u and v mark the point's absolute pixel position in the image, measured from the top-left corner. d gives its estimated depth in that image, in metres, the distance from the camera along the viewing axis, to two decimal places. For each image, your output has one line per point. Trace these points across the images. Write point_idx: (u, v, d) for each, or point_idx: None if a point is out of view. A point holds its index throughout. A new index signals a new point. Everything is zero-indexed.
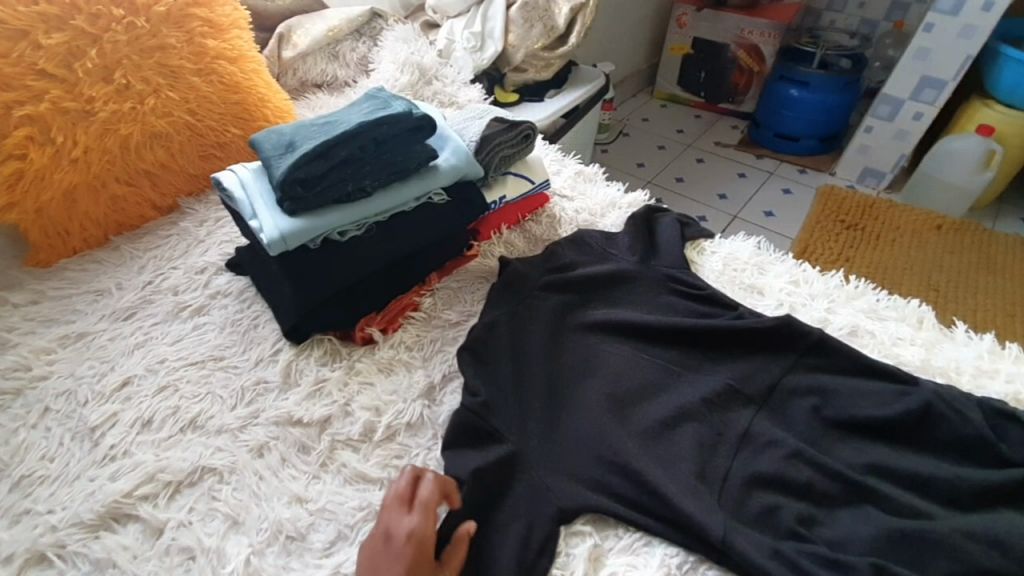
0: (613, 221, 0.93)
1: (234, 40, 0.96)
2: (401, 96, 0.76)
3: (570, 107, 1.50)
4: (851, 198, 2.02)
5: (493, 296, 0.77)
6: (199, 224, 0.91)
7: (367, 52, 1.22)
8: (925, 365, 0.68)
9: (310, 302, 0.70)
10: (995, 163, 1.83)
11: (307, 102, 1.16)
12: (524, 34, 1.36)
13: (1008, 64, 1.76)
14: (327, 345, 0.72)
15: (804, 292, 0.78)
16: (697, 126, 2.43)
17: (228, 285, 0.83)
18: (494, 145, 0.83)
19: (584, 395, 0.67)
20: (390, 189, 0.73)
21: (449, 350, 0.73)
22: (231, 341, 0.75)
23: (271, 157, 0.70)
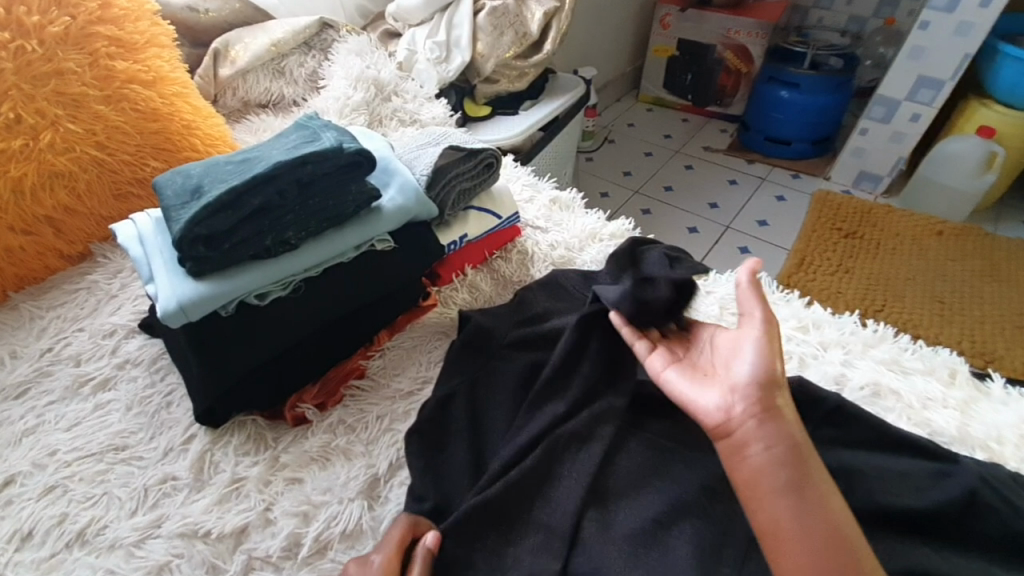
0: (592, 258, 0.81)
1: (152, 61, 0.85)
2: (335, 126, 0.64)
3: (548, 119, 1.37)
4: (848, 204, 1.92)
5: (451, 357, 0.65)
6: (113, 276, 0.79)
7: (316, 67, 1.11)
8: (963, 435, 0.57)
9: (224, 383, 0.57)
10: (997, 165, 1.75)
11: (249, 126, 1.04)
12: (493, 43, 1.24)
13: (1004, 63, 1.68)
14: (249, 429, 0.60)
15: (814, 342, 0.68)
16: (684, 131, 2.32)
17: (140, 353, 0.70)
18: (450, 177, 0.72)
19: (559, 485, 0.55)
20: (321, 240, 0.61)
21: (397, 430, 0.61)
22: (138, 425, 0.63)
23: (173, 207, 0.57)
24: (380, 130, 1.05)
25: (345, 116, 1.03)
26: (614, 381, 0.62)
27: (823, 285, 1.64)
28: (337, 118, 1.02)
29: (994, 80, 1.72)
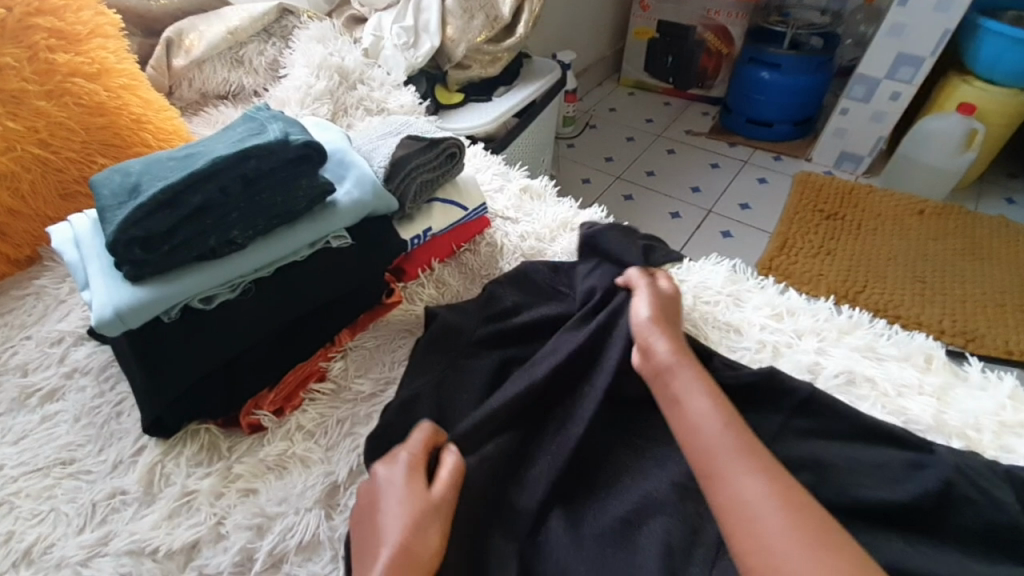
0: (564, 248, 0.79)
1: (95, 52, 0.80)
2: (283, 117, 0.61)
3: (523, 105, 1.34)
4: (830, 185, 1.92)
5: (416, 356, 0.62)
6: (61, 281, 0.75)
7: (277, 56, 1.07)
8: (938, 423, 0.57)
9: (171, 393, 0.54)
10: (977, 143, 1.73)
11: (207, 118, 1.00)
12: (464, 27, 1.20)
13: (986, 37, 1.66)
14: (204, 438, 0.58)
15: (788, 330, 0.67)
16: (666, 114, 2.29)
17: (88, 361, 0.66)
18: (410, 168, 0.69)
19: (528, 488, 0.54)
20: (271, 238, 0.57)
21: (359, 434, 0.59)
22: (87, 437, 0.60)
23: (107, 208, 0.54)
24: (345, 120, 1.01)
25: (308, 105, 0.99)
26: (583, 377, 0.60)
27: (805, 268, 1.63)
28: (300, 108, 0.98)
29: (975, 57, 1.71)
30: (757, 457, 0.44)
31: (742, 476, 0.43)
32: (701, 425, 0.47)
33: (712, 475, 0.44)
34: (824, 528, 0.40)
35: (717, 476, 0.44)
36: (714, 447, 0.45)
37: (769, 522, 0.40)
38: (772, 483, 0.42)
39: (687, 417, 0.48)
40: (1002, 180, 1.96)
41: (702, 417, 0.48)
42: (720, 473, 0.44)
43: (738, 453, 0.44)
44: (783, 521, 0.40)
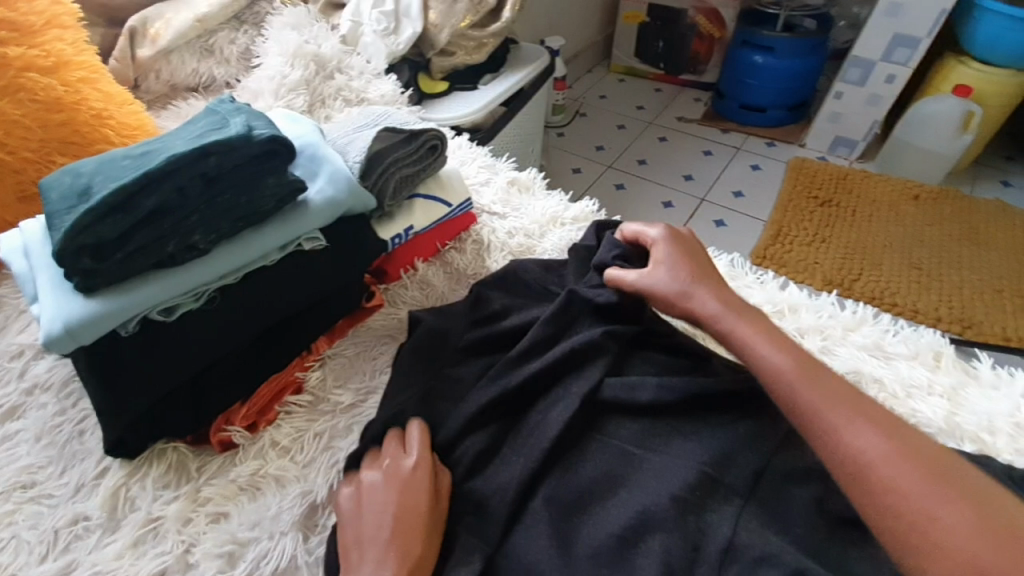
0: (554, 245, 0.75)
1: (51, 44, 0.75)
2: (247, 110, 0.56)
3: (510, 93, 1.29)
4: (823, 171, 1.89)
5: (398, 366, 0.59)
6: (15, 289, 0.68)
7: (249, 45, 1.01)
8: (951, 426, 0.54)
9: (131, 414, 0.50)
10: (974, 125, 1.72)
11: (176, 112, 0.95)
12: (447, 11, 1.14)
13: (983, 17, 1.62)
14: (171, 459, 0.54)
15: (790, 328, 0.64)
16: (657, 100, 2.25)
17: (48, 376, 0.61)
18: (388, 164, 0.65)
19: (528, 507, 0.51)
20: (236, 242, 0.53)
21: (337, 449, 0.55)
22: (48, 458, 0.55)
23: (54, 213, 0.49)
24: (323, 111, 0.96)
25: (282, 96, 0.94)
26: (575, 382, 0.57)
27: (801, 257, 1.61)
28: (274, 99, 0.93)
29: (973, 38, 1.67)
30: (853, 403, 0.48)
31: (853, 430, 0.46)
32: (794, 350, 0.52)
33: (828, 427, 0.46)
34: (926, 458, 0.44)
35: (830, 429, 0.46)
36: (818, 399, 0.48)
37: (887, 463, 0.43)
38: (874, 425, 0.46)
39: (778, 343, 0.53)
40: (998, 162, 1.94)
41: (793, 374, 0.50)
42: (830, 429, 0.46)
43: (838, 405, 0.47)
44: (895, 459, 0.44)
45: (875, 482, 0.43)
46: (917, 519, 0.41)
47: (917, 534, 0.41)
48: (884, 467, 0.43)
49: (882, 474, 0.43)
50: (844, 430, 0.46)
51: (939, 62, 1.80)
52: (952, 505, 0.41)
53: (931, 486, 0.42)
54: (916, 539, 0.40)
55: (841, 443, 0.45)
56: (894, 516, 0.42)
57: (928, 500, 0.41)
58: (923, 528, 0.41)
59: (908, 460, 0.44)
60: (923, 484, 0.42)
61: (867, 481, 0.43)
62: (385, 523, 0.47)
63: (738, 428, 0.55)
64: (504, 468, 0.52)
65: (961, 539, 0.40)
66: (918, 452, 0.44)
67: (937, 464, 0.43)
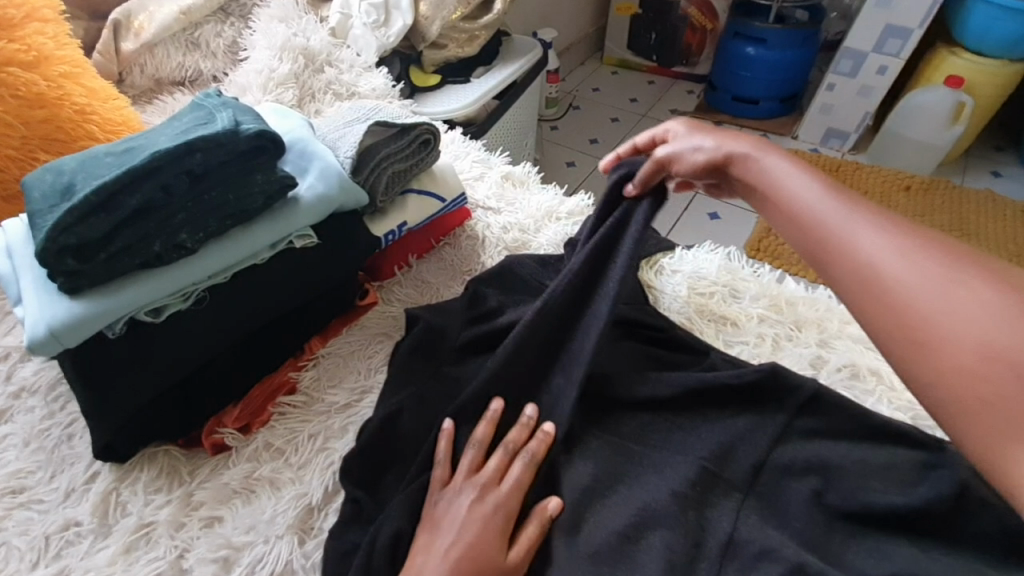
0: (550, 240, 0.74)
1: (31, 38, 0.73)
2: (234, 104, 0.55)
3: (503, 86, 1.27)
4: (816, 162, 1.89)
5: (394, 367, 0.58)
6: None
7: (236, 38, 0.99)
8: None
9: (121, 418, 0.49)
10: (964, 116, 1.72)
11: (162, 107, 0.93)
12: (438, 3, 1.13)
13: (975, 8, 1.62)
14: (163, 462, 0.53)
15: (787, 322, 0.63)
16: (650, 92, 2.24)
17: (35, 380, 0.59)
18: (379, 159, 0.63)
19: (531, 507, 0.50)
20: (224, 240, 0.52)
21: (332, 450, 0.54)
22: (37, 463, 0.54)
23: (37, 212, 0.48)
24: (313, 105, 0.95)
25: (270, 91, 0.92)
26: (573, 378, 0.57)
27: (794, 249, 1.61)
28: (262, 93, 0.91)
29: (965, 29, 1.68)
30: (881, 218, 0.43)
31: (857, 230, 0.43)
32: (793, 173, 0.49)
33: (839, 240, 0.43)
34: (959, 268, 0.38)
35: (841, 245, 0.43)
36: (834, 218, 0.44)
37: (900, 270, 0.39)
38: (896, 237, 0.41)
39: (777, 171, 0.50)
40: (988, 153, 1.95)
41: (812, 199, 0.46)
42: (840, 242, 0.43)
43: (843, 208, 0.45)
44: (914, 263, 0.39)
45: (880, 294, 0.40)
46: (922, 321, 0.37)
47: (920, 332, 0.37)
48: (902, 278, 0.39)
49: (887, 287, 0.40)
50: (857, 239, 0.42)
51: (931, 53, 1.80)
52: (981, 305, 0.36)
53: (954, 285, 0.37)
54: (917, 340, 0.37)
55: (854, 260, 0.41)
56: (897, 324, 0.38)
57: (948, 298, 0.37)
58: (930, 328, 0.37)
59: (938, 267, 0.39)
60: (948, 282, 0.38)
61: (878, 277, 0.40)
62: (450, 545, 0.45)
63: (738, 421, 0.54)
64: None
65: (978, 328, 0.35)
66: (958, 261, 0.39)
67: (971, 270, 0.38)
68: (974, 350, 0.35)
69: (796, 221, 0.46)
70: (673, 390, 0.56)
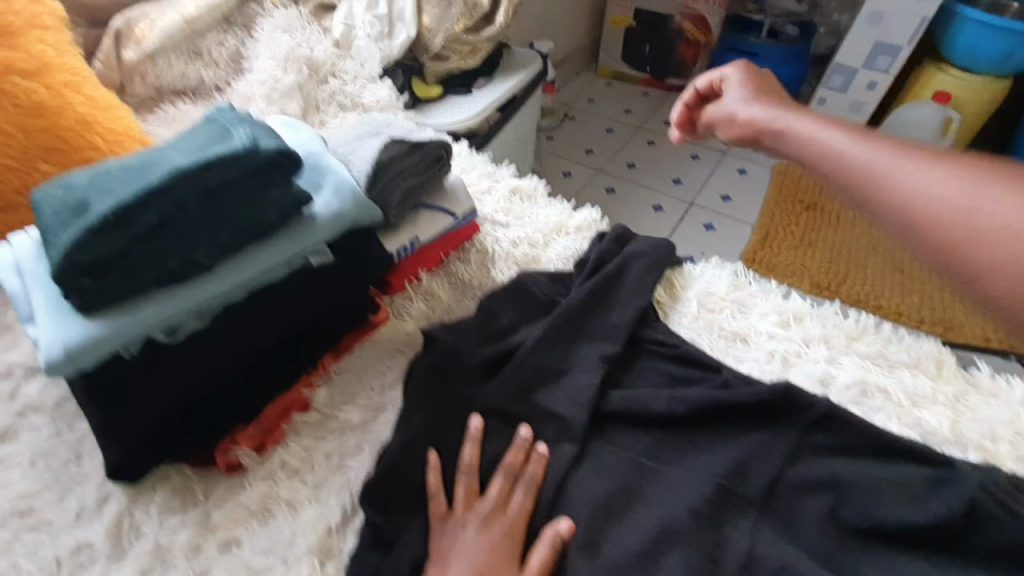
0: (558, 255, 0.75)
1: (32, 46, 0.73)
2: (249, 120, 0.54)
3: (505, 98, 1.28)
4: (808, 175, 1.93)
5: (411, 385, 0.58)
6: (1, 305, 0.65)
7: (239, 47, 0.98)
8: (954, 434, 0.56)
9: (135, 439, 0.48)
10: (953, 130, 1.76)
11: (165, 116, 0.92)
12: (441, 15, 1.13)
13: (963, 25, 1.67)
14: (176, 481, 0.52)
15: (796, 338, 0.64)
16: (644, 104, 2.26)
17: (41, 397, 0.58)
18: (393, 175, 0.63)
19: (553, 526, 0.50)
20: (240, 258, 0.51)
21: (348, 469, 0.53)
22: (44, 483, 0.52)
23: (50, 229, 0.47)
24: (318, 116, 0.94)
25: (275, 102, 0.91)
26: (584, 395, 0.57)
27: (786, 261, 1.64)
28: (266, 104, 0.91)
29: (952, 45, 1.72)
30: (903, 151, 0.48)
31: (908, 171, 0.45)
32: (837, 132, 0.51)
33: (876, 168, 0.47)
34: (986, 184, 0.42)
35: (885, 173, 0.47)
36: (859, 158, 0.49)
37: (942, 186, 0.43)
38: (917, 164, 0.46)
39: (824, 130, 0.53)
40: None
41: (840, 142, 0.51)
42: (879, 171, 0.47)
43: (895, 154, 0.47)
44: (941, 182, 0.44)
45: (924, 209, 0.43)
46: (958, 220, 0.41)
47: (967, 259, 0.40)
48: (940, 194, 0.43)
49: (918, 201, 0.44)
50: (900, 172, 0.46)
51: (919, 69, 1.85)
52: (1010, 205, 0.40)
53: (985, 187, 0.41)
54: (953, 247, 0.41)
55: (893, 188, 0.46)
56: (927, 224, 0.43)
57: (984, 201, 0.41)
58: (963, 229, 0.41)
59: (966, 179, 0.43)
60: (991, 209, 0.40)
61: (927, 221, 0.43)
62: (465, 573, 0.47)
63: (750, 437, 0.55)
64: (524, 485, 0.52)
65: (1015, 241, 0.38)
66: (992, 172, 0.43)
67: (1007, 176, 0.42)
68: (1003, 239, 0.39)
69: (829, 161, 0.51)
70: (687, 403, 0.56)
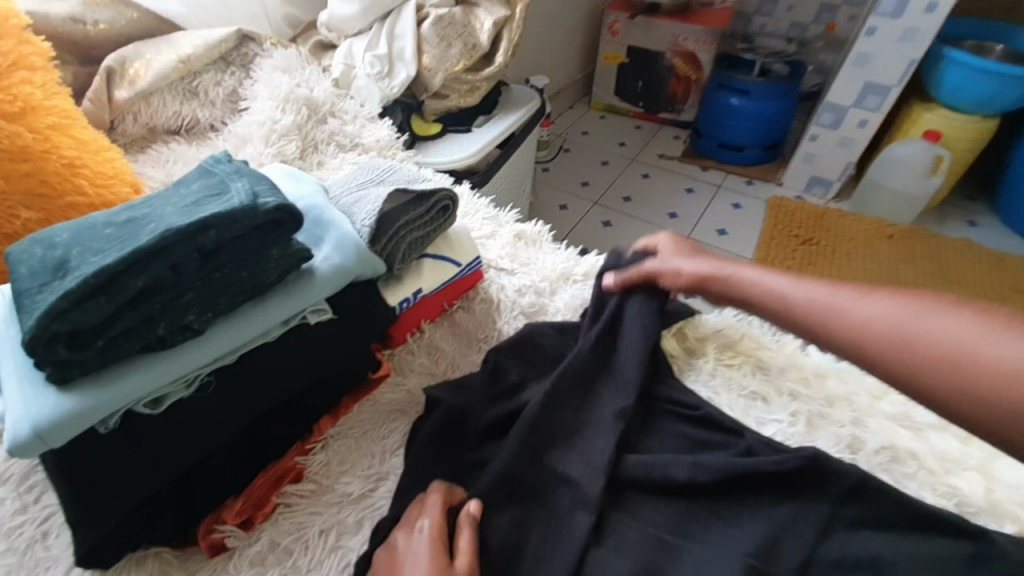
0: (566, 304, 0.72)
1: (18, 87, 0.69)
2: (247, 172, 0.52)
3: (504, 136, 1.27)
4: (801, 210, 1.94)
5: (415, 454, 0.53)
6: None
7: (236, 87, 0.97)
8: (991, 504, 0.53)
9: (109, 523, 0.43)
10: (943, 168, 1.79)
11: (157, 156, 0.89)
12: (441, 55, 1.12)
13: (949, 67, 1.70)
14: (153, 567, 0.47)
15: (819, 397, 0.62)
16: (638, 138, 2.28)
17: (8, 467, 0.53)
18: (398, 226, 0.61)
19: None
20: (233, 319, 0.48)
21: (345, 549, 0.49)
22: (5, 568, 0.47)
23: (25, 291, 0.43)
24: (316, 157, 0.92)
25: (273, 143, 0.89)
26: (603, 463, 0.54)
27: None
28: (264, 145, 0.88)
29: (940, 85, 1.76)
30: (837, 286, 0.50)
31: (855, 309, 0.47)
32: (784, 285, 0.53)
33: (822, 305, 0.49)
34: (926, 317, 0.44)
35: (837, 309, 0.48)
36: (810, 297, 0.50)
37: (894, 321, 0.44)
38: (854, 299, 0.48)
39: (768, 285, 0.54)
40: (962, 203, 2.04)
41: (787, 286, 0.53)
42: (829, 313, 0.48)
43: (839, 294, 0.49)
44: (887, 311, 0.45)
45: (885, 346, 0.44)
46: (926, 350, 0.42)
47: (955, 391, 0.40)
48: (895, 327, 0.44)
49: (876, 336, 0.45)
50: (845, 313, 0.47)
51: (907, 108, 1.89)
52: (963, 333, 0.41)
53: (931, 314, 0.43)
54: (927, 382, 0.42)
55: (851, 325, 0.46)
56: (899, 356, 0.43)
57: (934, 331, 0.42)
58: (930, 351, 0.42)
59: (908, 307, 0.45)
60: (947, 338, 0.41)
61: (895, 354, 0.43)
62: None
63: (779, 511, 0.52)
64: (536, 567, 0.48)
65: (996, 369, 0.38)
66: (930, 297, 0.44)
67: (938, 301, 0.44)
68: (976, 363, 0.39)
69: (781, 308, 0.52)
70: (712, 470, 0.53)
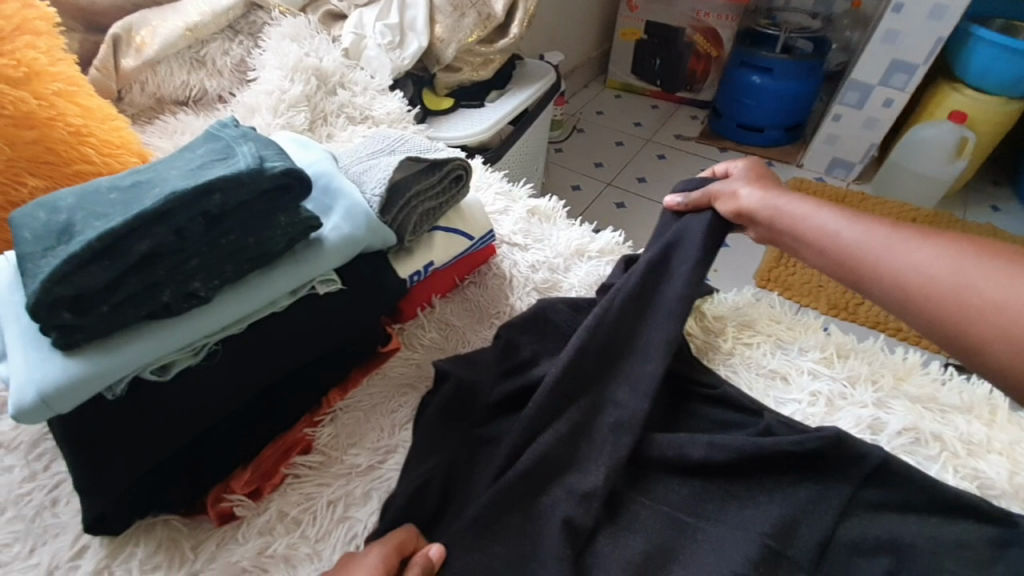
0: (580, 280, 0.70)
1: (22, 52, 0.68)
2: (254, 136, 0.50)
3: (517, 111, 1.24)
4: (822, 192, 1.89)
5: (422, 427, 0.52)
6: None
7: (245, 56, 0.95)
8: (1015, 487, 0.51)
9: (116, 490, 0.43)
10: (967, 151, 1.73)
11: (164, 127, 0.88)
12: (454, 26, 1.10)
13: (977, 45, 1.64)
14: (162, 535, 0.47)
15: (841, 377, 0.60)
16: (654, 117, 2.23)
17: (14, 435, 0.53)
18: (409, 197, 0.59)
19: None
20: (240, 288, 0.47)
21: (352, 520, 0.48)
22: (12, 535, 0.47)
23: (29, 256, 0.42)
24: (325, 129, 0.90)
25: (281, 113, 0.87)
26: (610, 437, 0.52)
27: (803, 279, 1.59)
28: (272, 116, 0.86)
29: (966, 66, 1.70)
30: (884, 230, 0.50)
31: (904, 253, 0.47)
32: (840, 225, 0.52)
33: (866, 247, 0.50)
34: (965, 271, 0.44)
35: (882, 253, 0.48)
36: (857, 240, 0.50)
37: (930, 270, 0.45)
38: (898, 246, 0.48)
39: (826, 222, 0.53)
40: (987, 186, 1.97)
41: (834, 225, 0.52)
42: (871, 257, 0.49)
43: (893, 235, 0.49)
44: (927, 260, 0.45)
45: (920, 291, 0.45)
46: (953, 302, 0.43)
47: (968, 341, 0.42)
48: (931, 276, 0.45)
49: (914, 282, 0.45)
50: (890, 256, 0.48)
51: (933, 87, 1.82)
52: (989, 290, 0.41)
53: (971, 265, 0.43)
54: (953, 328, 0.43)
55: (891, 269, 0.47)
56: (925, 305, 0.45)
57: (975, 278, 0.42)
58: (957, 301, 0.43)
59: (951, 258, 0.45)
60: (994, 283, 0.42)
61: (928, 301, 0.44)
62: None
63: (797, 493, 0.50)
64: (546, 542, 0.47)
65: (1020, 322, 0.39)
66: (979, 248, 0.44)
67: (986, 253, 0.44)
68: (998, 318, 0.40)
69: (826, 245, 0.52)
70: (729, 450, 0.51)
